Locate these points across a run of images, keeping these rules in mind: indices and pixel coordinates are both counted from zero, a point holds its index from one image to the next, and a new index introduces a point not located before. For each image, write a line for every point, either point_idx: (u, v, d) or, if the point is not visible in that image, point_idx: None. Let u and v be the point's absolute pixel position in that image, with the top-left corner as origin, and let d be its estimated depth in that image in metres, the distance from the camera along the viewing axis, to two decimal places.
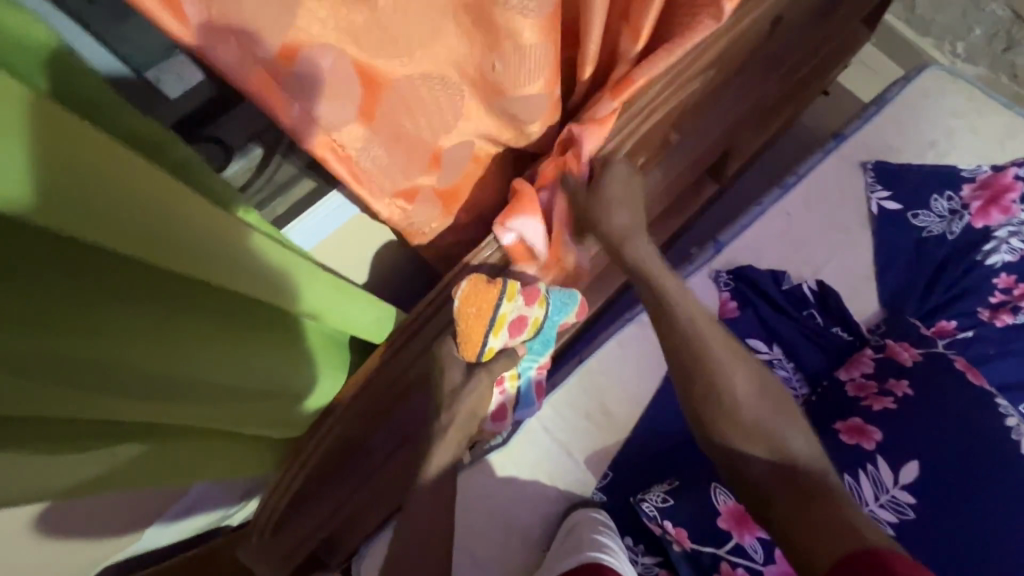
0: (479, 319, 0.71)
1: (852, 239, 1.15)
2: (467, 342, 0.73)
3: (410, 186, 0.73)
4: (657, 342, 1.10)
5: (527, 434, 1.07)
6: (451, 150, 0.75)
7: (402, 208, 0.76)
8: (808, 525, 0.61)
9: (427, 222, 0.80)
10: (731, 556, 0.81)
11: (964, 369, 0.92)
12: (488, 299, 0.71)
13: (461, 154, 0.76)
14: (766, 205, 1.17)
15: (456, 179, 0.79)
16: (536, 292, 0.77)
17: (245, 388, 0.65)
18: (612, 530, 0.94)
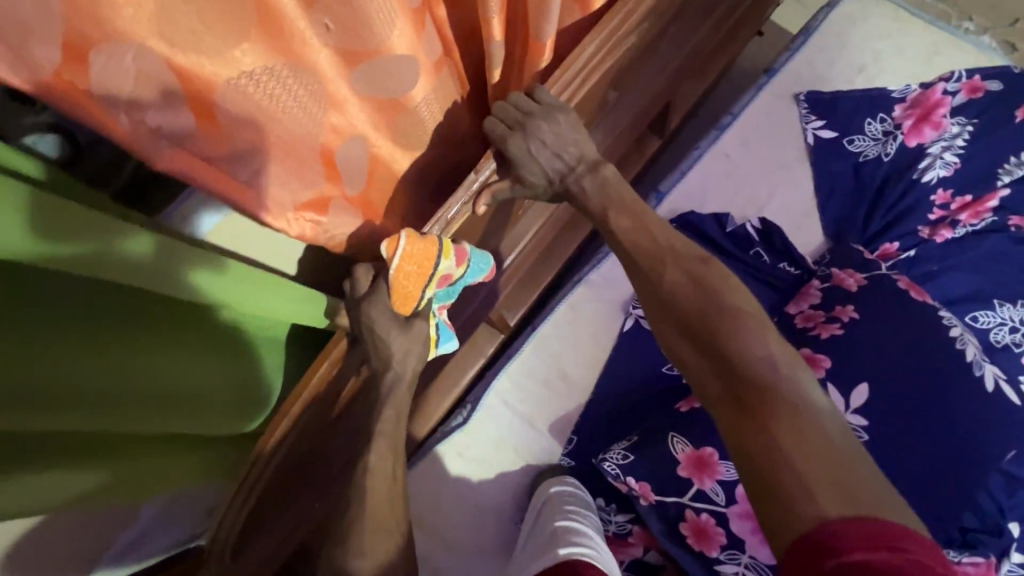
0: (418, 276, 0.68)
1: (791, 173, 1.13)
2: (404, 297, 0.69)
3: (304, 201, 0.65)
4: (609, 300, 1.07)
5: (487, 411, 1.04)
6: (342, 148, 0.64)
7: (313, 219, 0.67)
8: (759, 447, 0.57)
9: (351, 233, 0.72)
10: (694, 502, 0.81)
11: (908, 288, 0.92)
12: (427, 255, 0.67)
13: (356, 152, 0.66)
14: (703, 149, 1.14)
15: (362, 183, 0.69)
16: (465, 252, 0.72)
17: (207, 395, 0.67)
18: (588, 517, 0.89)
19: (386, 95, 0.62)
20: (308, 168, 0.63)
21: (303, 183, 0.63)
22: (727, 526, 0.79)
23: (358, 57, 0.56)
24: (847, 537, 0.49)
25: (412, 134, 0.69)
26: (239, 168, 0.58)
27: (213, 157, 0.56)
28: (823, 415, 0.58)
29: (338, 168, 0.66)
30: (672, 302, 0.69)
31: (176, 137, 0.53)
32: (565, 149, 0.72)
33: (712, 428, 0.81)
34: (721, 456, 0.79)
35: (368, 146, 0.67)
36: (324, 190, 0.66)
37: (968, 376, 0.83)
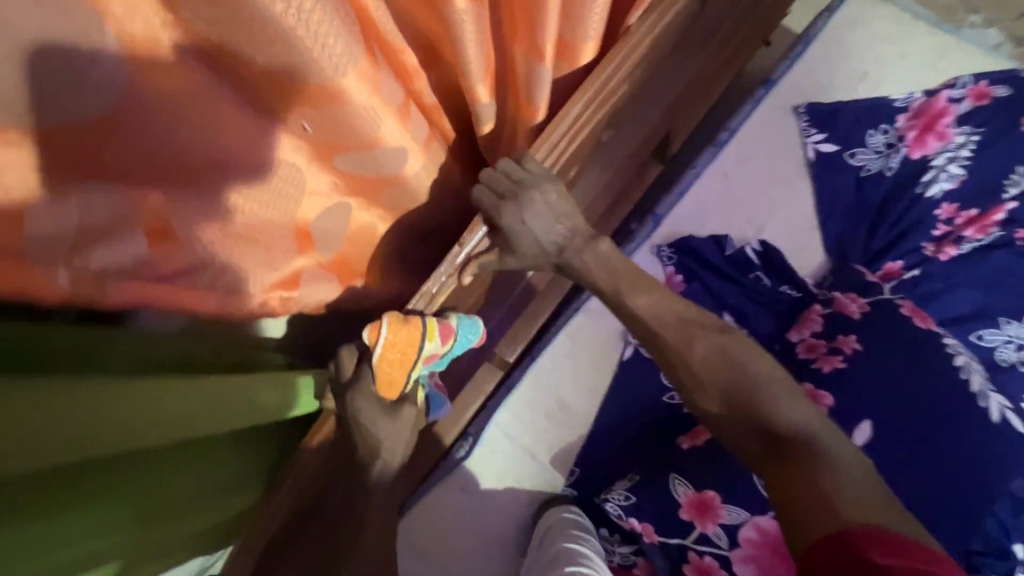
0: (399, 363, 0.66)
1: (792, 190, 1.11)
2: (388, 383, 0.67)
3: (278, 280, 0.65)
4: (607, 328, 1.06)
5: (489, 444, 1.04)
6: (318, 223, 0.64)
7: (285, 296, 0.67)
8: (800, 501, 0.55)
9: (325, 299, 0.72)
10: (697, 544, 0.80)
11: (911, 314, 0.90)
12: (409, 341, 0.65)
13: (335, 227, 0.67)
14: (700, 167, 1.12)
15: (341, 246, 0.69)
16: (450, 328, 0.68)
17: (215, 485, 0.67)
18: (591, 542, 0.89)
19: (371, 174, 0.62)
20: (279, 242, 0.63)
21: (277, 263, 0.64)
22: (730, 568, 0.77)
23: (335, 146, 0.58)
24: (873, 545, 0.48)
25: (400, 201, 0.69)
26: (200, 277, 0.59)
27: (172, 276, 0.57)
28: (855, 472, 0.56)
29: (314, 238, 0.66)
30: (700, 371, 0.67)
31: (126, 268, 0.53)
32: (562, 218, 0.71)
33: (714, 469, 0.80)
34: (724, 500, 0.78)
35: (350, 216, 0.67)
36: (299, 265, 0.66)
37: (973, 406, 0.81)
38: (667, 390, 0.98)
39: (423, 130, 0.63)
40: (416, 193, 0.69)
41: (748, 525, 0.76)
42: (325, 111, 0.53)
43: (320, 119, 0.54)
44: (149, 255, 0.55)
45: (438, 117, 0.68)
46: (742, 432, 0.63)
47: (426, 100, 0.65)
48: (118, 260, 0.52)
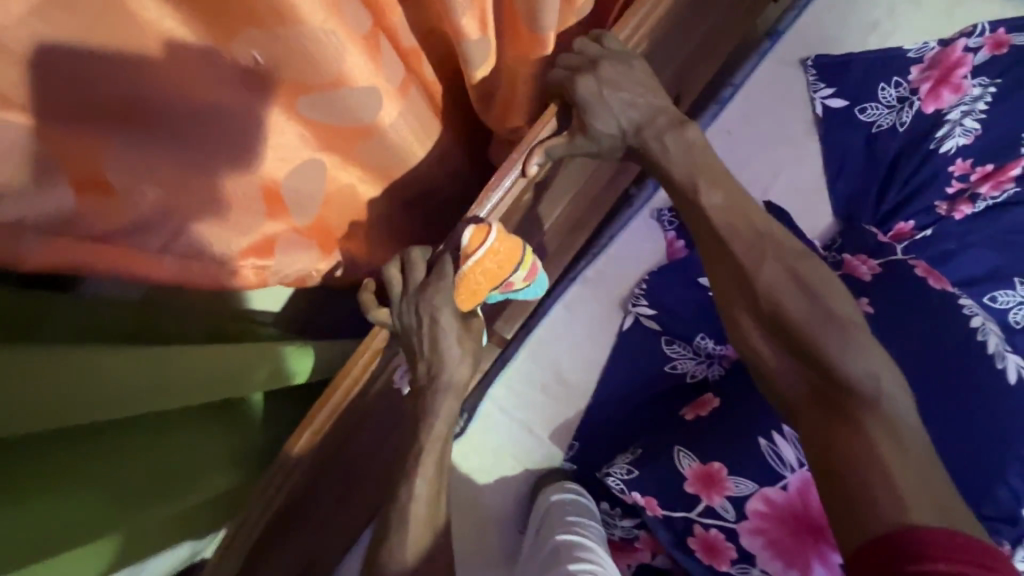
0: (493, 278, 0.55)
1: (799, 149, 1.05)
2: (467, 287, 0.56)
3: (254, 247, 0.58)
4: (608, 298, 1.01)
5: (484, 420, 1.00)
6: (286, 180, 0.58)
7: (258, 265, 0.59)
8: (858, 450, 0.47)
9: (307, 272, 0.64)
10: (703, 518, 0.77)
11: (925, 274, 0.87)
12: (515, 253, 0.56)
13: (308, 185, 0.60)
14: (703, 126, 1.05)
15: (318, 210, 0.62)
16: (537, 268, 0.59)
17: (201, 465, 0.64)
18: (591, 527, 0.85)
19: (340, 122, 0.56)
20: (244, 204, 0.56)
21: (247, 223, 0.57)
22: (737, 541, 0.75)
23: (295, 84, 0.51)
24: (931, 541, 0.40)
25: (381, 154, 0.62)
26: (149, 238, 0.51)
27: (109, 236, 0.48)
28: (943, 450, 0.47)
29: (287, 203, 0.59)
30: (768, 295, 0.57)
31: (56, 224, 0.45)
32: (638, 100, 0.63)
33: (720, 438, 0.77)
34: (731, 472, 0.75)
35: (326, 172, 0.60)
36: (270, 228, 0.59)
37: (988, 366, 0.77)
38: (669, 360, 0.96)
39: (397, 71, 0.56)
40: (398, 150, 0.63)
41: (755, 497, 0.74)
42: (279, 39, 0.47)
43: (270, 52, 0.48)
44: (78, 209, 0.45)
45: (417, 63, 0.61)
46: (813, 376, 0.53)
47: (405, 44, 0.58)
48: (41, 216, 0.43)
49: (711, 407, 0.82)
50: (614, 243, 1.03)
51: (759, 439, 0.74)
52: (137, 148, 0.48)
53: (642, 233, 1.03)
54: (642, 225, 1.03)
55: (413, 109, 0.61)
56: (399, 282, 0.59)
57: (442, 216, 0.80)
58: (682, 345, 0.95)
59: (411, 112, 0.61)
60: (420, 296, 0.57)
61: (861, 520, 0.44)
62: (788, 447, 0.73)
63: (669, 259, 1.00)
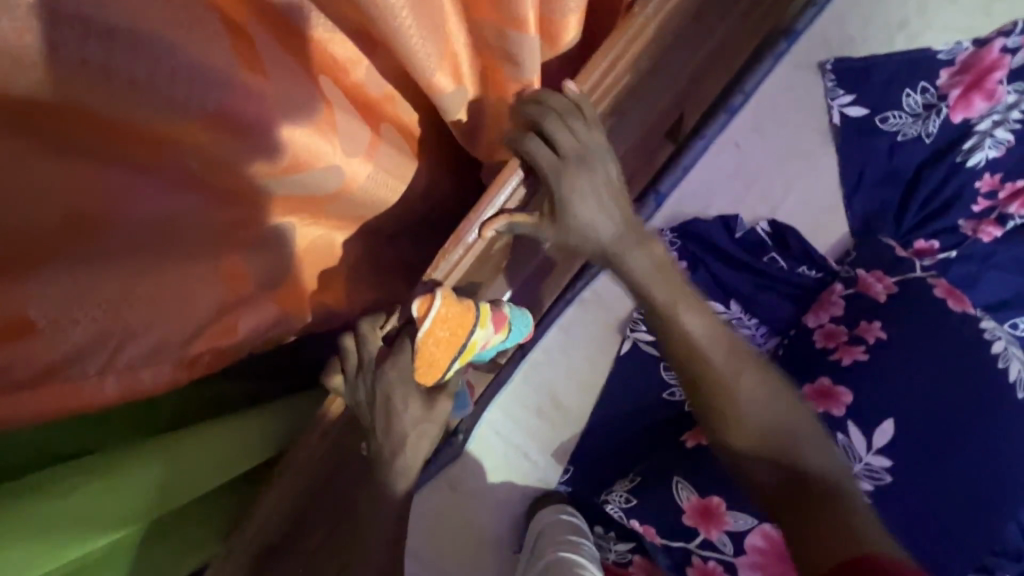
0: (451, 344, 0.52)
1: (812, 161, 0.98)
2: (428, 364, 0.53)
3: (214, 329, 0.54)
4: (606, 321, 0.98)
5: (481, 442, 1.00)
6: (249, 256, 0.55)
7: (217, 349, 0.55)
8: (822, 530, 0.53)
9: (280, 336, 0.62)
10: (702, 549, 0.75)
11: (946, 295, 0.80)
12: (463, 321, 0.51)
13: (273, 249, 0.57)
14: (709, 138, 0.99)
15: (290, 272, 0.60)
16: (504, 315, 0.55)
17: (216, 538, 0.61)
18: (586, 546, 0.84)
19: (305, 194, 0.54)
20: (203, 287, 0.53)
21: (209, 302, 0.53)
22: None
23: (241, 171, 0.49)
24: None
25: (353, 211, 0.60)
26: (88, 361, 0.47)
27: (40, 379, 0.44)
28: (866, 518, 0.54)
29: (244, 273, 0.55)
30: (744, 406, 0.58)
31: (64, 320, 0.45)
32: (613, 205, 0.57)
33: (716, 474, 0.75)
34: (730, 506, 0.73)
35: (295, 233, 0.59)
36: (235, 303, 0.55)
37: (1008, 403, 0.72)
38: (667, 387, 0.93)
39: (359, 136, 0.54)
40: (366, 209, 0.61)
41: (755, 533, 0.72)
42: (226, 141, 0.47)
43: (211, 151, 0.47)
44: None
45: (383, 112, 0.58)
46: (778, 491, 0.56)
47: (372, 93, 0.56)
48: None
49: None
50: None
51: None
52: (61, 279, 0.44)
53: None
54: None
55: (379, 162, 0.57)
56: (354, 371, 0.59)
57: (428, 253, 0.77)
58: None
59: (377, 166, 0.57)
60: (374, 370, 0.56)
61: (852, 547, 0.51)
62: None
63: None
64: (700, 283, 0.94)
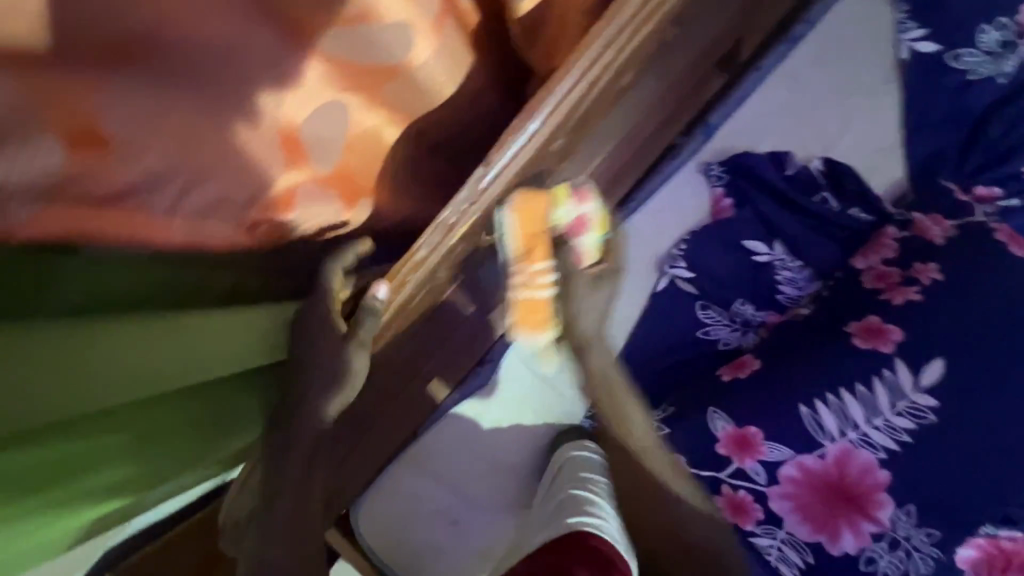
0: (534, 217, 0.62)
1: (873, 99, 0.93)
2: (529, 246, 0.62)
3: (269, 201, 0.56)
4: (643, 256, 0.96)
5: (510, 371, 0.99)
6: (304, 124, 0.55)
7: (275, 222, 0.57)
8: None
9: (329, 227, 0.61)
10: (732, 479, 0.74)
11: (1008, 240, 0.76)
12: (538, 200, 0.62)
13: (329, 126, 0.57)
14: (767, 68, 0.94)
15: (339, 157, 0.59)
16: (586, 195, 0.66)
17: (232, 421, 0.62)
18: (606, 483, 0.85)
19: (366, 60, 0.55)
20: (261, 152, 0.54)
21: (263, 171, 0.54)
22: (765, 504, 0.73)
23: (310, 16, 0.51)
24: None
25: (407, 97, 0.60)
26: (156, 197, 0.49)
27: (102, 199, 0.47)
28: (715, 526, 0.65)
29: (304, 145, 0.56)
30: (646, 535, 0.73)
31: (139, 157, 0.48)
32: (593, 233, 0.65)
33: (754, 403, 0.74)
34: (767, 436, 0.72)
35: (348, 112, 0.58)
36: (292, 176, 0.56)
37: None
38: (702, 326, 0.91)
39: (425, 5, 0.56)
40: (418, 98, 0.61)
41: (789, 464, 0.71)
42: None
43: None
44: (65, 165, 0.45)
45: None
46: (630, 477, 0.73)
47: None
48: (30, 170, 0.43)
49: (751, 369, 0.78)
50: (654, 199, 0.96)
51: (800, 407, 0.72)
52: (131, 100, 0.46)
53: (687, 188, 0.95)
54: (686, 179, 0.95)
55: (437, 41, 0.59)
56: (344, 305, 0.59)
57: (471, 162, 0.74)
58: (718, 311, 0.92)
59: (435, 44, 0.58)
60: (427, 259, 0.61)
61: None
62: (831, 417, 0.71)
63: (713, 219, 0.93)
64: (745, 221, 0.92)
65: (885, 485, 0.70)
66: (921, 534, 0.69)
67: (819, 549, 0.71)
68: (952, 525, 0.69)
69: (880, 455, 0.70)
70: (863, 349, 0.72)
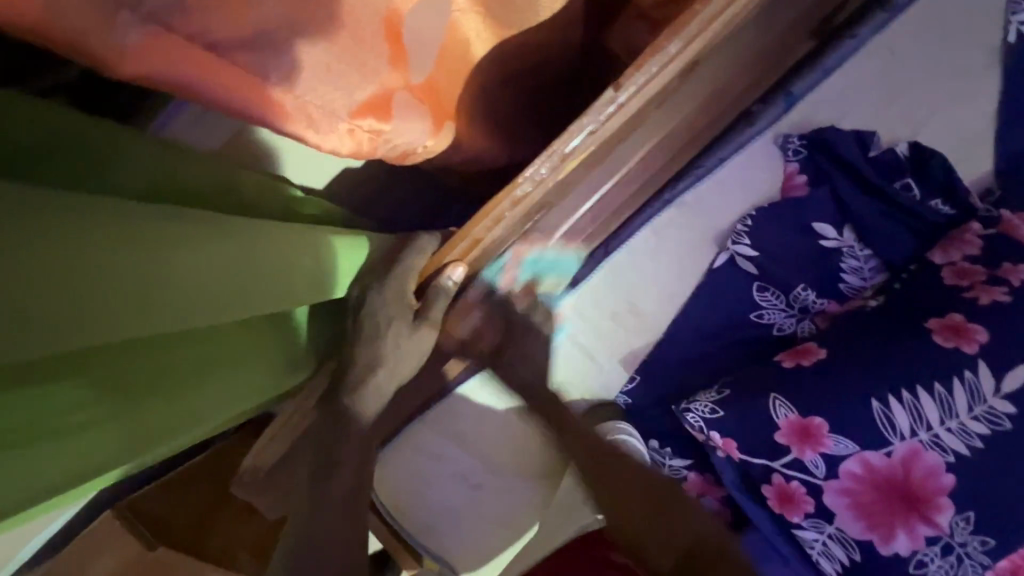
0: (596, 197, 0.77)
1: (972, 83, 0.85)
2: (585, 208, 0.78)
3: (370, 105, 0.53)
4: (702, 229, 0.90)
5: (546, 337, 0.93)
6: (409, 24, 0.54)
7: (375, 127, 0.54)
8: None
9: (414, 145, 0.59)
10: (786, 469, 0.71)
11: None
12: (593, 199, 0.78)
13: (429, 34, 0.56)
14: (861, 38, 0.86)
15: (430, 68, 0.58)
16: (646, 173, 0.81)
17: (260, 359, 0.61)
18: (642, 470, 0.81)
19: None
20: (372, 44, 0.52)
21: (374, 69, 0.52)
22: (818, 498, 0.70)
23: None
24: None
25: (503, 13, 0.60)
26: (280, 55, 0.46)
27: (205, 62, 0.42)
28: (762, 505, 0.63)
29: (404, 48, 0.55)
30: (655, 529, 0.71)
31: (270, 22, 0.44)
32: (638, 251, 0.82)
33: (819, 393, 0.71)
34: (833, 429, 0.69)
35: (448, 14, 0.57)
36: (395, 83, 0.55)
37: None
38: (757, 308, 0.87)
39: None
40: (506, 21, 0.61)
41: (852, 459, 0.68)
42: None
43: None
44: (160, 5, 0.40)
45: None
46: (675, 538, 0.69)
47: None
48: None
49: (816, 358, 0.74)
50: (722, 168, 0.89)
51: (871, 402, 0.68)
52: None
53: (760, 159, 0.88)
54: (759, 152, 0.89)
55: None
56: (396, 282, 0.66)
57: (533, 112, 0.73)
58: (777, 294, 0.87)
59: None
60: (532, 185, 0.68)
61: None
62: (903, 415, 0.67)
63: (783, 196, 0.87)
64: (818, 201, 0.86)
65: (948, 489, 0.66)
66: (977, 541, 0.66)
67: (868, 547, 0.69)
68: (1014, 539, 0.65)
69: (949, 458, 0.66)
70: (944, 347, 0.68)
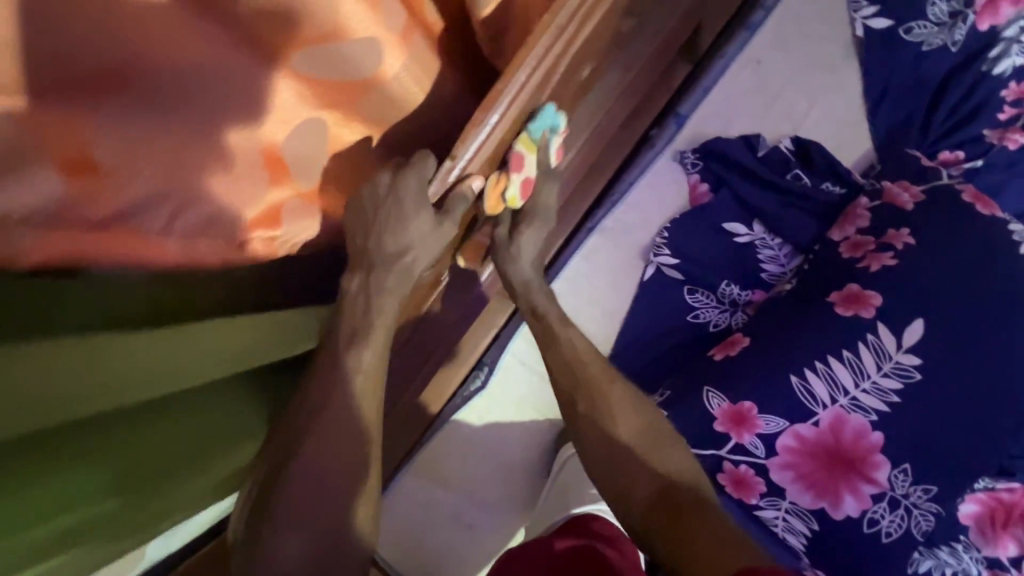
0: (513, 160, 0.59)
1: (835, 77, 0.96)
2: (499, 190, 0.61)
3: (258, 218, 0.55)
4: (627, 246, 0.98)
5: (504, 374, 1.01)
6: (287, 147, 0.55)
7: (263, 238, 0.56)
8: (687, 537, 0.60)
9: (313, 236, 0.59)
10: (732, 455, 0.76)
11: (974, 200, 0.79)
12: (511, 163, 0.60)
13: (303, 141, 0.56)
14: (730, 56, 0.97)
15: (320, 172, 0.58)
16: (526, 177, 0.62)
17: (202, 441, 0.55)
18: None
19: (337, 77, 0.54)
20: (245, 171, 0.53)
21: (264, 189, 0.54)
22: (767, 477, 0.75)
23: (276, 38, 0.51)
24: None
25: (423, 62, 0.60)
26: (151, 216, 0.50)
27: (108, 222, 0.49)
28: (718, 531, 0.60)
29: (286, 165, 0.55)
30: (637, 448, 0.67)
31: (48, 213, 0.47)
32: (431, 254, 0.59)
33: (747, 377, 0.77)
34: (762, 410, 0.75)
35: (375, 64, 0.55)
36: (276, 194, 0.55)
37: None
38: (692, 309, 0.93)
39: (396, 18, 0.55)
40: (430, 55, 0.61)
41: (785, 434, 0.74)
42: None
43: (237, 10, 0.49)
44: (68, 195, 0.47)
45: (421, 8, 0.58)
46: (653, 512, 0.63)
47: None
48: (30, 198, 0.46)
49: (741, 346, 0.81)
50: (633, 190, 0.98)
51: (791, 377, 0.75)
52: (118, 128, 0.48)
53: (665, 177, 0.98)
54: (663, 168, 0.98)
55: (427, 70, 0.60)
56: (377, 245, 0.57)
57: None
58: (706, 293, 0.93)
59: (426, 74, 0.60)
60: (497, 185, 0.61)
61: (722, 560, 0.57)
62: (820, 385, 0.74)
63: (692, 205, 0.96)
64: (724, 204, 0.95)
65: (879, 447, 0.71)
66: (918, 490, 0.72)
67: (823, 516, 0.73)
68: (927, 474, 0.72)
69: (872, 417, 0.72)
70: (846, 316, 0.75)
